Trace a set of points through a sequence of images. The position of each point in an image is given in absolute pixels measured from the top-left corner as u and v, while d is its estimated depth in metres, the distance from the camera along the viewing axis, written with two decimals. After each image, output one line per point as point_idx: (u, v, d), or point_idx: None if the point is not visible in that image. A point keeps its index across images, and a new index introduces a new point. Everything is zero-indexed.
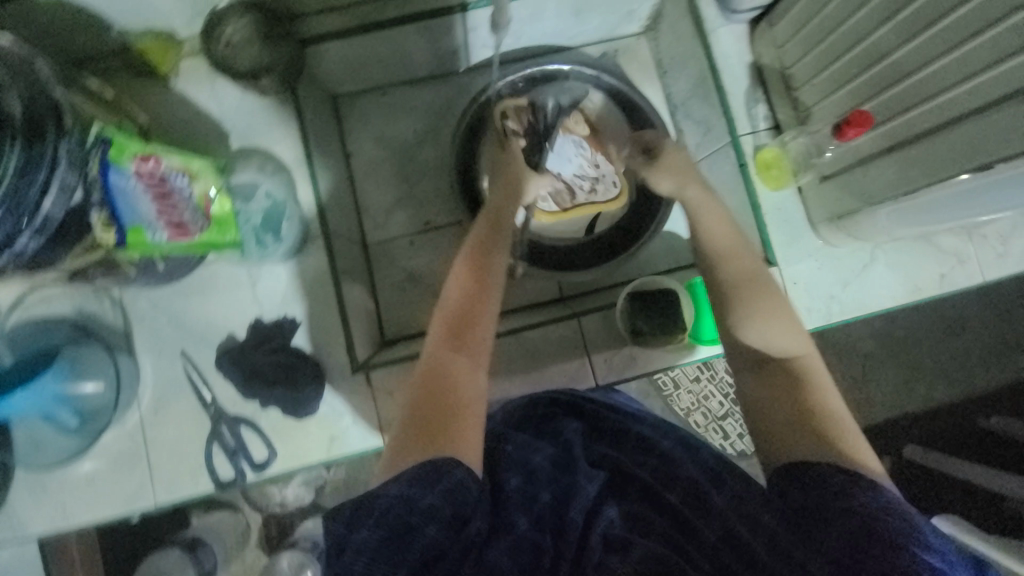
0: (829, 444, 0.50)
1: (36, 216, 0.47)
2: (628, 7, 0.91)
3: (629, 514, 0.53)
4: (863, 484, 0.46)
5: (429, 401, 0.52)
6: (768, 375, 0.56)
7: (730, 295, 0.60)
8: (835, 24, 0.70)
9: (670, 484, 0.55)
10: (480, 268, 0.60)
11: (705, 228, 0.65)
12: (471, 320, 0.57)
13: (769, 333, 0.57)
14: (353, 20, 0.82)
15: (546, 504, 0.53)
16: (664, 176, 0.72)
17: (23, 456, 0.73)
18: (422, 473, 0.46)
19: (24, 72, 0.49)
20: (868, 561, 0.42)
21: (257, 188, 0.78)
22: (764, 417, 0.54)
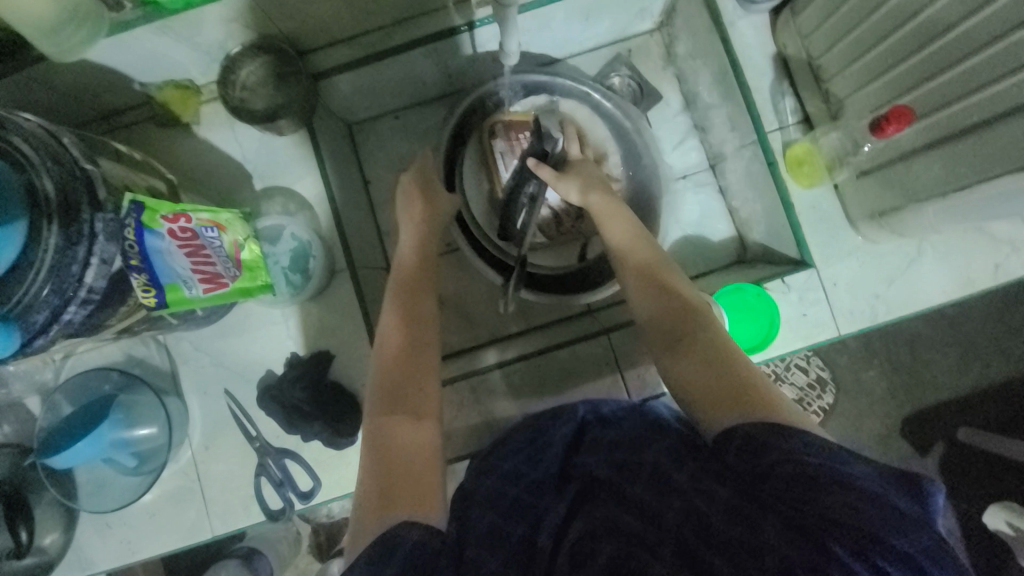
0: (750, 403, 0.48)
1: (80, 289, 0.49)
2: (639, 5, 0.88)
3: (595, 525, 0.45)
4: (785, 432, 0.44)
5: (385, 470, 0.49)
6: (681, 352, 0.54)
7: (634, 283, 0.62)
8: (868, 11, 0.65)
9: (631, 476, 0.48)
10: (410, 324, 0.59)
11: (607, 226, 0.67)
12: (407, 384, 0.54)
13: (672, 312, 0.58)
14: (361, 50, 0.82)
15: (517, 536, 0.46)
16: (571, 183, 0.72)
17: (87, 500, 0.75)
18: (376, 553, 0.42)
19: (51, 150, 0.50)
20: (808, 507, 0.39)
21: (283, 229, 0.79)
22: (692, 395, 0.51)
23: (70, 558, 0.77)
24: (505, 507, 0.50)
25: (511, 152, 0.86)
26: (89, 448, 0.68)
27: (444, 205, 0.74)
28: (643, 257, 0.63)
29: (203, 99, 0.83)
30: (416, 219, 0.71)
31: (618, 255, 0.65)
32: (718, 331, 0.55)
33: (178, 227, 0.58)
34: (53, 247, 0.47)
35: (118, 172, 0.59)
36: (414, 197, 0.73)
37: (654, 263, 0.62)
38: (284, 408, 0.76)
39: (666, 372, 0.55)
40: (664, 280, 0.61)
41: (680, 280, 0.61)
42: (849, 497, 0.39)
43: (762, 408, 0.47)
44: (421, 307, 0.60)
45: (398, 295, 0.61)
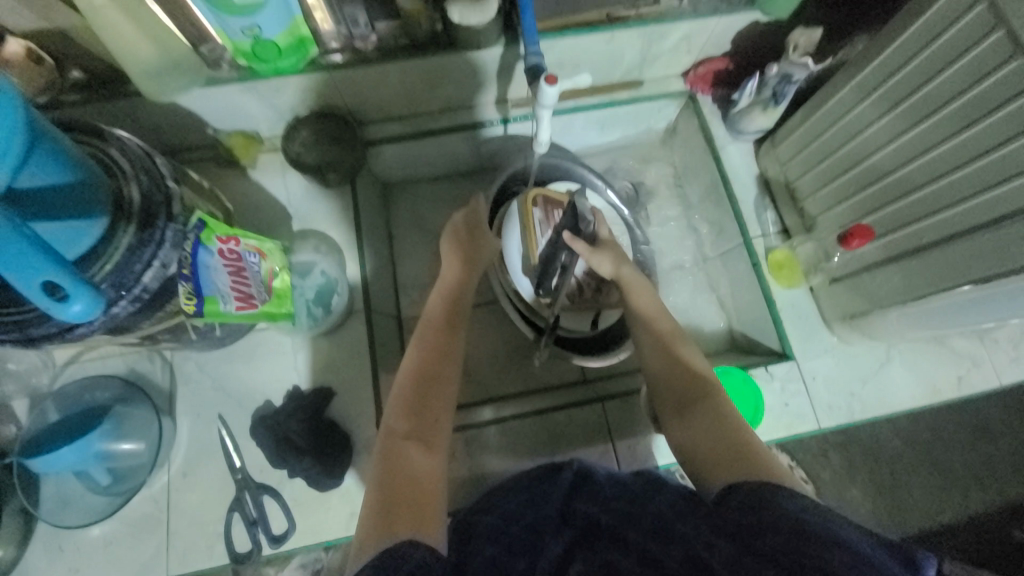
0: (747, 465, 0.53)
1: (136, 286, 0.54)
2: (646, 123, 1.05)
3: (595, 567, 0.49)
4: (779, 490, 0.48)
5: (396, 490, 0.52)
6: (688, 417, 0.62)
7: (649, 348, 0.70)
8: (834, 148, 0.80)
9: (634, 523, 0.52)
10: (439, 356, 0.65)
11: (634, 295, 0.75)
12: (427, 401, 0.61)
13: (681, 378, 0.65)
14: (409, 127, 0.95)
15: (515, 571, 0.49)
16: (604, 257, 0.78)
17: (47, 514, 0.71)
18: (381, 566, 0.44)
19: (144, 165, 0.58)
20: (807, 561, 0.40)
21: (314, 266, 0.86)
22: (696, 453, 0.58)
23: None
24: (506, 541, 0.54)
25: (547, 222, 0.90)
26: (72, 455, 0.67)
27: (487, 253, 0.81)
28: (659, 330, 0.71)
29: (264, 148, 0.93)
30: (461, 259, 0.78)
31: (637, 322, 0.73)
32: (722, 399, 0.63)
33: (227, 248, 0.65)
34: (125, 245, 0.52)
35: (190, 195, 0.66)
36: (460, 240, 0.80)
37: (668, 335, 0.70)
38: (276, 440, 0.75)
39: (676, 432, 0.62)
40: (678, 350, 0.68)
41: (690, 351, 0.68)
42: (845, 555, 0.40)
43: (759, 466, 0.53)
44: (449, 345, 0.67)
45: (431, 333, 0.68)
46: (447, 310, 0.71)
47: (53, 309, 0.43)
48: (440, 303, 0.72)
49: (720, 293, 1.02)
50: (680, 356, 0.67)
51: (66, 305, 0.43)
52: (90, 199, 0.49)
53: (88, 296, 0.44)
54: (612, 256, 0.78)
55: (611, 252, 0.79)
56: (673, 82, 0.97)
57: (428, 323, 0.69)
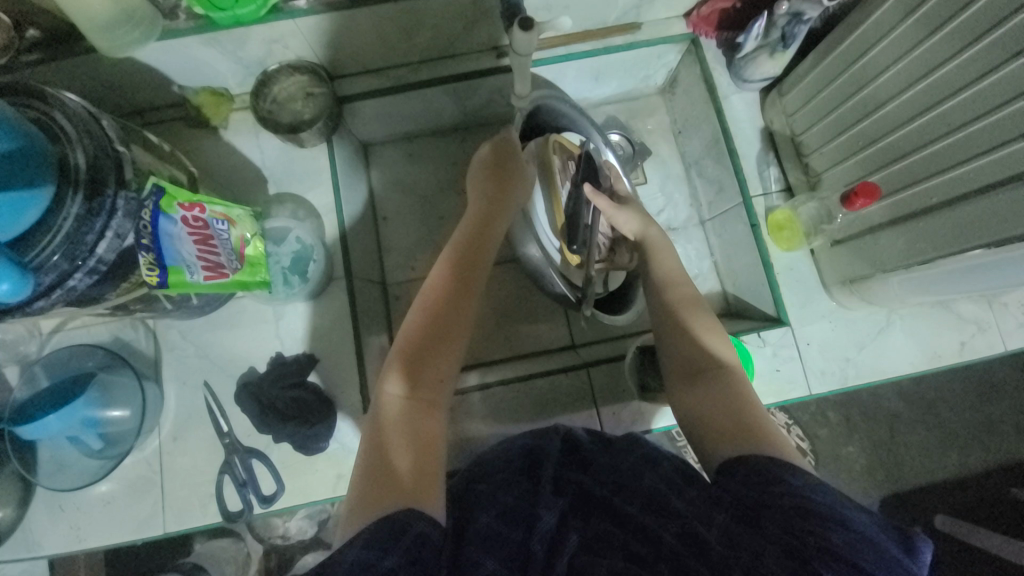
0: (756, 438, 0.53)
1: (90, 257, 0.52)
2: (643, 72, 0.97)
3: (593, 537, 0.50)
4: (788, 468, 0.49)
5: (394, 456, 0.52)
6: (699, 387, 0.60)
7: (669, 309, 0.66)
8: (846, 96, 0.72)
9: (630, 495, 0.53)
10: (448, 318, 0.62)
11: (656, 260, 0.72)
12: (434, 361, 0.59)
13: (699, 343, 0.63)
14: (387, 81, 0.89)
15: (514, 541, 0.48)
16: (631, 215, 0.75)
17: (45, 477, 0.74)
18: (379, 536, 0.45)
19: (89, 129, 0.54)
20: (810, 538, 0.43)
21: (289, 232, 0.83)
22: (702, 423, 0.57)
23: (16, 538, 0.75)
24: (500, 509, 0.53)
25: (564, 174, 0.85)
26: (59, 421, 0.68)
27: (507, 207, 0.74)
28: (671, 300, 0.67)
29: (235, 106, 0.88)
30: (480, 213, 0.73)
31: (651, 289, 0.70)
32: (735, 373, 0.60)
33: (192, 216, 0.62)
34: (74, 216, 0.50)
35: (147, 159, 0.63)
36: (479, 193, 0.75)
37: (681, 304, 0.66)
38: (261, 406, 0.76)
39: (681, 402, 0.60)
40: (695, 319, 0.65)
41: (707, 318, 0.66)
42: (848, 535, 0.43)
43: (766, 440, 0.53)
44: (462, 305, 0.63)
45: (444, 290, 0.64)
46: (459, 265, 0.65)
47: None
48: (453, 259, 0.67)
49: (717, 254, 0.98)
50: (694, 326, 0.64)
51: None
52: (31, 168, 0.46)
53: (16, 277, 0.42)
54: (635, 215, 0.76)
55: (635, 210, 0.76)
56: (673, 24, 0.89)
57: (438, 280, 0.65)
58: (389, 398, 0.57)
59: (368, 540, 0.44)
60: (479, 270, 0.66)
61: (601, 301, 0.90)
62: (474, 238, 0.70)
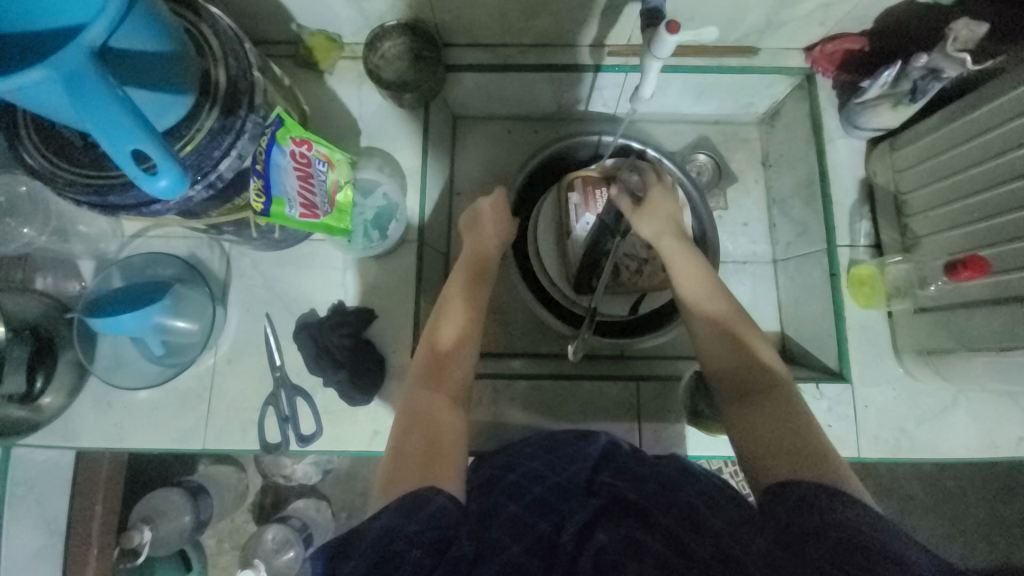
0: (810, 463, 0.51)
1: (212, 172, 0.53)
2: (748, 99, 0.95)
3: (621, 539, 0.49)
4: (840, 497, 0.47)
5: (422, 441, 0.56)
6: (743, 408, 0.59)
7: (705, 325, 0.66)
8: (967, 164, 0.69)
9: (665, 505, 0.53)
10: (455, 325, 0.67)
11: (681, 272, 0.71)
12: (451, 359, 0.64)
13: (730, 365, 0.62)
14: (494, 57, 0.89)
15: (540, 533, 0.50)
16: (643, 220, 0.76)
17: (102, 370, 0.77)
18: (407, 505, 0.48)
19: (233, 47, 0.55)
20: (860, 571, 0.41)
21: (377, 187, 0.85)
22: (749, 446, 0.56)
23: (68, 421, 0.79)
24: (528, 502, 0.55)
25: (584, 204, 0.86)
26: (133, 323, 0.71)
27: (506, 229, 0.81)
28: (707, 312, 0.66)
29: (343, 54, 0.89)
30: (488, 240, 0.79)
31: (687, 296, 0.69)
32: (786, 392, 0.59)
33: (300, 152, 0.65)
34: (206, 129, 0.51)
35: (273, 90, 0.65)
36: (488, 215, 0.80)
37: (719, 317, 0.66)
38: (316, 348, 0.78)
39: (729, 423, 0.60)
40: (724, 333, 0.65)
41: (754, 334, 0.64)
42: (903, 572, 0.40)
43: (814, 463, 0.51)
44: (464, 315, 0.68)
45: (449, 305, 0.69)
46: (464, 287, 0.72)
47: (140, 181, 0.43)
48: (462, 277, 0.74)
49: (784, 297, 0.95)
50: (732, 340, 0.64)
51: (153, 179, 0.43)
52: (181, 73, 0.48)
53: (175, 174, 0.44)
54: (657, 216, 0.76)
55: (654, 214, 0.76)
56: (791, 57, 0.87)
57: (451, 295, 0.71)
58: (413, 394, 0.62)
59: (397, 509, 0.48)
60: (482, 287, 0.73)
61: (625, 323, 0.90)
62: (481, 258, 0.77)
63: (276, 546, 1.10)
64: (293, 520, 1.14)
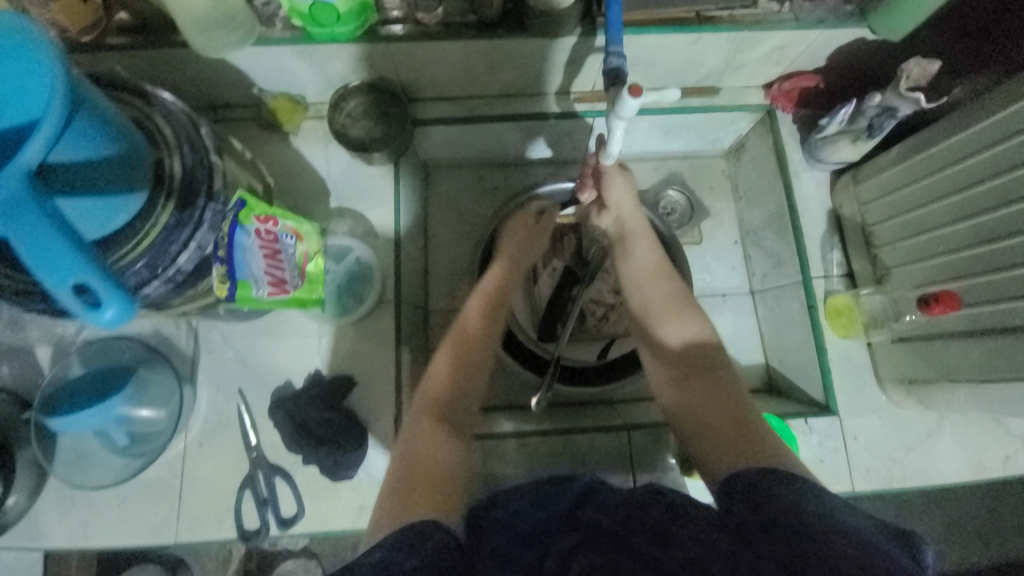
0: (747, 448, 0.51)
1: (170, 267, 0.51)
2: (714, 135, 0.97)
3: (595, 568, 0.44)
4: (783, 479, 0.46)
5: (420, 476, 0.53)
6: (688, 385, 0.59)
7: (648, 303, 0.67)
8: (929, 199, 0.71)
9: (636, 525, 0.47)
10: (468, 360, 0.63)
11: (636, 249, 0.72)
12: (460, 394, 0.61)
13: (677, 343, 0.62)
14: (461, 110, 0.89)
15: (525, 565, 0.46)
16: (611, 211, 0.77)
17: (62, 469, 0.72)
18: (404, 541, 0.45)
19: (189, 135, 0.53)
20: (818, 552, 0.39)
21: (349, 252, 0.83)
22: (693, 426, 0.56)
23: (26, 526, 0.73)
24: (513, 535, 0.50)
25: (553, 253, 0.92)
26: (93, 418, 0.66)
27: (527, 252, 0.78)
28: (646, 296, 0.68)
29: (308, 114, 0.88)
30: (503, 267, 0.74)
31: (631, 277, 0.70)
32: (732, 373, 0.59)
33: (265, 228, 0.62)
34: (162, 225, 0.49)
35: (232, 167, 0.63)
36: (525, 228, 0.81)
37: (657, 300, 0.67)
38: (293, 424, 0.75)
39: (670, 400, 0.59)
40: (667, 316, 0.65)
41: (691, 311, 0.65)
42: (855, 543, 0.39)
43: (751, 446, 0.51)
44: (475, 350, 0.64)
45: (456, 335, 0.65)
46: (467, 326, 0.66)
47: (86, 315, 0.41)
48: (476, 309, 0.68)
49: (764, 327, 0.96)
50: (674, 319, 0.64)
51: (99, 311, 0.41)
52: (131, 172, 0.46)
53: (121, 301, 0.41)
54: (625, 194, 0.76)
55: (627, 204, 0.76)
56: (752, 94, 0.89)
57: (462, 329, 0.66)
58: (414, 434, 0.57)
59: (393, 544, 0.45)
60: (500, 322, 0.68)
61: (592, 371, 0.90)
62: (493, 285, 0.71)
63: None
64: None
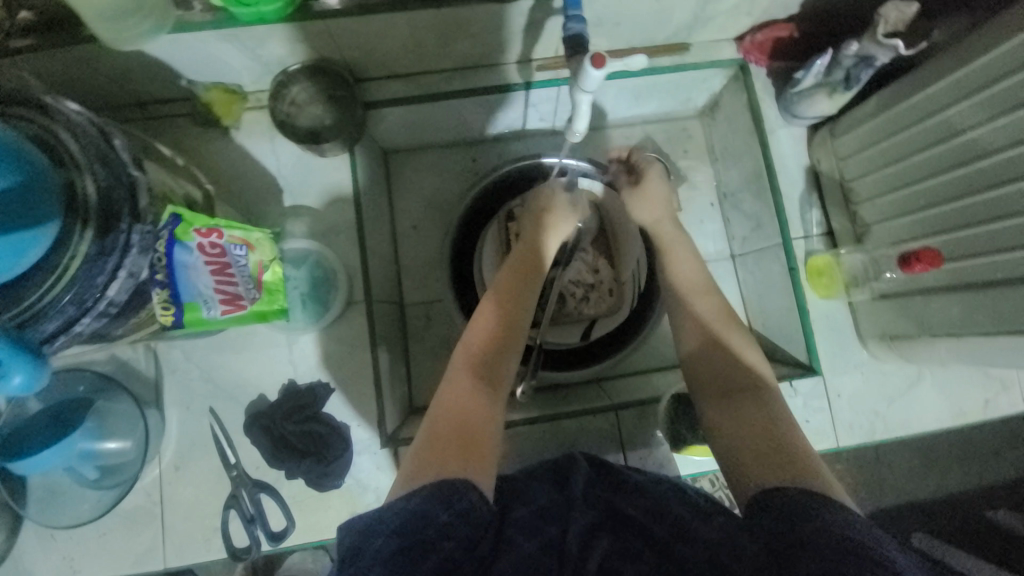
0: (790, 466, 0.49)
1: (100, 300, 0.46)
2: (686, 95, 0.92)
3: (619, 553, 0.49)
4: (831, 504, 0.44)
5: (448, 428, 0.51)
6: (730, 404, 0.58)
7: (687, 313, 0.67)
8: (909, 151, 0.69)
9: (658, 517, 0.52)
10: (506, 329, 0.62)
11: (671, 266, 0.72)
12: (494, 352, 0.60)
13: (722, 360, 0.62)
14: (416, 88, 0.82)
15: (550, 534, 0.49)
16: (643, 203, 0.75)
17: (33, 511, 0.69)
18: (440, 493, 0.45)
19: (100, 150, 0.47)
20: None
21: (310, 254, 0.78)
22: (728, 443, 0.55)
23: (3, 569, 0.70)
24: (534, 508, 0.52)
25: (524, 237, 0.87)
26: (54, 457, 0.62)
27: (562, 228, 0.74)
28: (697, 313, 0.66)
29: (248, 105, 0.80)
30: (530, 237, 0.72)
31: (676, 300, 0.69)
32: (773, 399, 0.57)
33: (209, 242, 0.56)
34: (83, 255, 0.44)
35: (161, 177, 0.57)
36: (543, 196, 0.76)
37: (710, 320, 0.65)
38: (272, 439, 0.72)
39: (711, 416, 0.58)
40: (704, 323, 0.65)
41: (741, 340, 0.63)
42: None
43: (793, 464, 0.49)
44: (515, 326, 0.62)
45: (493, 305, 0.64)
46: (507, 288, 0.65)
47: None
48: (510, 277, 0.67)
49: (746, 291, 0.95)
50: (713, 340, 0.63)
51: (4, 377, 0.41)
52: (41, 202, 0.41)
53: (27, 369, 0.41)
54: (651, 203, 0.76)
55: (659, 198, 0.75)
56: (723, 48, 0.84)
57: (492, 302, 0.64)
58: (446, 387, 0.57)
59: (429, 494, 0.45)
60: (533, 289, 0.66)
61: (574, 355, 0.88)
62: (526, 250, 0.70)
63: None
64: None
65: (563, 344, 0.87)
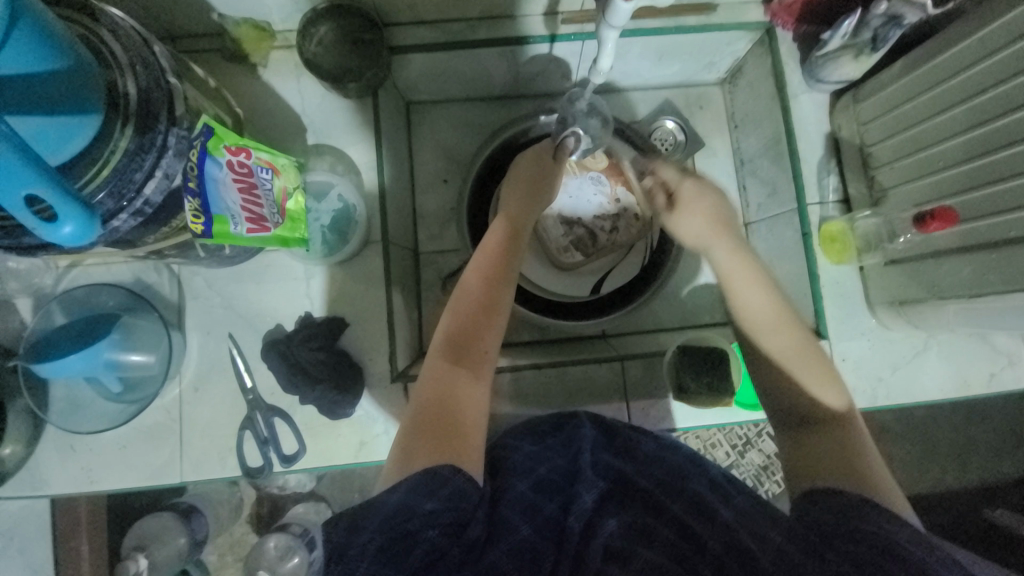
0: (861, 477, 0.53)
1: (137, 199, 0.49)
2: (709, 59, 0.91)
3: (629, 525, 0.51)
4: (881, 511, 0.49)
5: (435, 415, 0.56)
6: (807, 432, 0.58)
7: (777, 348, 0.62)
8: (931, 113, 0.69)
9: (671, 496, 0.55)
10: (482, 307, 0.63)
11: (740, 299, 0.65)
12: (475, 338, 0.62)
13: (796, 390, 0.60)
14: (441, 36, 0.81)
15: (549, 514, 0.52)
16: (689, 220, 0.71)
17: (57, 416, 0.73)
18: (421, 484, 0.49)
19: (141, 54, 0.50)
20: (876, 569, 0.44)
21: (331, 189, 0.80)
22: (805, 463, 0.56)
23: (27, 472, 0.74)
24: (535, 480, 0.56)
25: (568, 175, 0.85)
26: (80, 363, 0.64)
27: (533, 214, 0.74)
28: (771, 352, 0.63)
29: (276, 44, 0.81)
30: (511, 216, 0.72)
31: (740, 326, 0.65)
32: (851, 421, 0.58)
33: (238, 161, 0.59)
34: (124, 150, 0.46)
35: (195, 95, 0.59)
36: (520, 175, 0.76)
37: (785, 356, 0.62)
38: (288, 365, 0.74)
39: (783, 443, 0.59)
40: (787, 358, 0.62)
41: (816, 376, 0.61)
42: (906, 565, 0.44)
43: (860, 477, 0.53)
44: (496, 301, 0.64)
45: (477, 283, 0.65)
46: (491, 269, 0.66)
47: (40, 230, 0.38)
48: (497, 247, 0.69)
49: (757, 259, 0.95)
50: (787, 360, 0.62)
51: (54, 226, 0.38)
52: (83, 90, 0.42)
53: (80, 217, 0.39)
54: (700, 214, 0.71)
55: (703, 210, 0.71)
56: (750, 9, 0.83)
57: (473, 278, 0.66)
58: (432, 370, 0.60)
59: (411, 487, 0.49)
60: (512, 262, 0.68)
61: (591, 307, 0.90)
62: (512, 220, 0.72)
63: (279, 553, 1.05)
64: (293, 527, 1.10)
65: (572, 298, 0.89)
